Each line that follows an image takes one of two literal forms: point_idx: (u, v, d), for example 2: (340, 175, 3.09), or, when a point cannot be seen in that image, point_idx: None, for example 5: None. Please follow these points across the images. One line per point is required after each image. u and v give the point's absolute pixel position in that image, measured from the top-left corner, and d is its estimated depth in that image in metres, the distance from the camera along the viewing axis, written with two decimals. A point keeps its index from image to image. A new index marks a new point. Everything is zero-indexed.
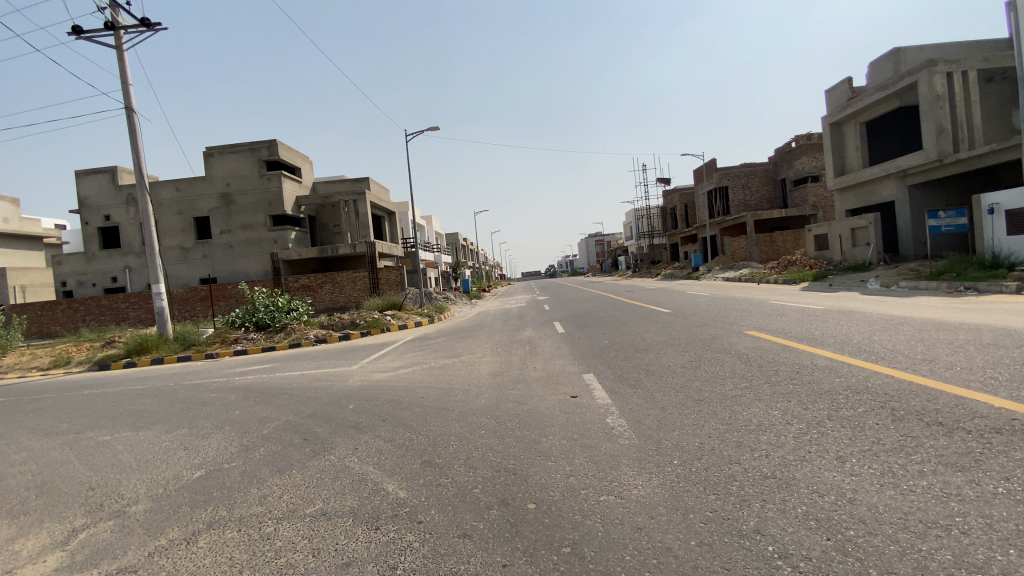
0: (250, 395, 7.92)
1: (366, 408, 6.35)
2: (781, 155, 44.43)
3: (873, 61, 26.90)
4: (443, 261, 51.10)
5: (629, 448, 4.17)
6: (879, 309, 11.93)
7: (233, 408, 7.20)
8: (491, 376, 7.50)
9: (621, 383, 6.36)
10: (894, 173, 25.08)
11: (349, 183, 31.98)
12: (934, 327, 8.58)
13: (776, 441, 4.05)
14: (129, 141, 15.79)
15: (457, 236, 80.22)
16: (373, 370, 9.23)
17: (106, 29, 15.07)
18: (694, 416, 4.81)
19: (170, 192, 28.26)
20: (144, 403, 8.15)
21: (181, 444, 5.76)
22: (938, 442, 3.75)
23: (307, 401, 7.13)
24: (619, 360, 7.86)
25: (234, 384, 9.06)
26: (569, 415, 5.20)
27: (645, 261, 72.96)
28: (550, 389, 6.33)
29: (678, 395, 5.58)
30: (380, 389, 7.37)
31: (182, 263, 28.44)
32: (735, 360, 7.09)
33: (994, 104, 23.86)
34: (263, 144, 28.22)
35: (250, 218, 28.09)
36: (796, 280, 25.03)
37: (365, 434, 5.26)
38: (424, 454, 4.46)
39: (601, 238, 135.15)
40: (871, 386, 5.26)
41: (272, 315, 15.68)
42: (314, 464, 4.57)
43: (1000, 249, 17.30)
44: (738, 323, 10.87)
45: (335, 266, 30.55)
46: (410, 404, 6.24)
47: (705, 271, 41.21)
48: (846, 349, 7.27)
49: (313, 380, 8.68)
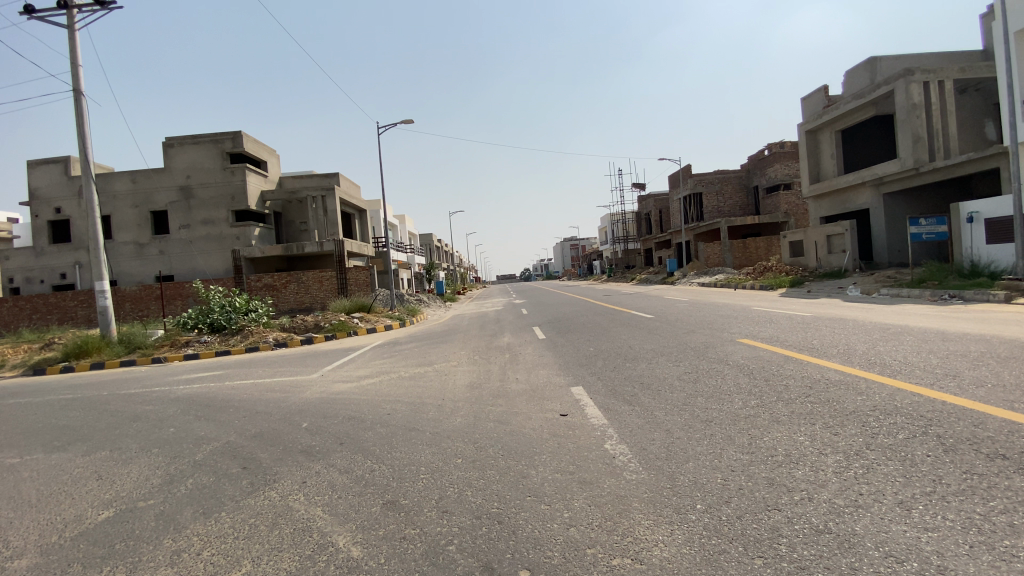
0: (191, 408, 6.90)
1: (321, 427, 5.47)
2: (755, 162, 44.66)
3: (849, 69, 27.04)
4: (416, 262, 50.02)
5: (638, 485, 3.41)
6: (870, 317, 11.52)
7: (167, 425, 6.20)
8: (467, 388, 6.68)
9: (614, 398, 5.61)
10: (870, 180, 25.12)
11: (318, 179, 30.73)
12: (936, 337, 8.10)
13: (816, 479, 3.35)
14: (74, 125, 14.48)
15: (430, 236, 78.85)
16: (334, 379, 8.30)
17: (58, 6, 13.80)
18: (707, 442, 4.10)
19: (125, 184, 26.62)
20: (66, 416, 7.03)
21: (95, 471, 4.76)
22: (1012, 484, 3.09)
23: (256, 416, 6.18)
24: (609, 370, 7.15)
25: (175, 394, 7.98)
26: (560, 438, 4.43)
27: (620, 265, 72.97)
28: (534, 405, 5.54)
29: (684, 414, 4.85)
30: (340, 403, 6.50)
31: (136, 259, 26.76)
32: (736, 372, 6.40)
33: (965, 115, 24.15)
34: (227, 136, 26.81)
35: (211, 213, 26.65)
36: (773, 285, 24.85)
37: (316, 462, 4.39)
38: (385, 493, 3.62)
39: (576, 242, 135.71)
40: (902, 407, 4.64)
41: (228, 316, 14.52)
42: (248, 506, 3.67)
43: (980, 258, 17.33)
44: (727, 330, 10.28)
45: (302, 265, 29.30)
46: (373, 423, 5.38)
47: (680, 276, 41.03)
48: (854, 361, 6.69)
49: (265, 391, 7.70)
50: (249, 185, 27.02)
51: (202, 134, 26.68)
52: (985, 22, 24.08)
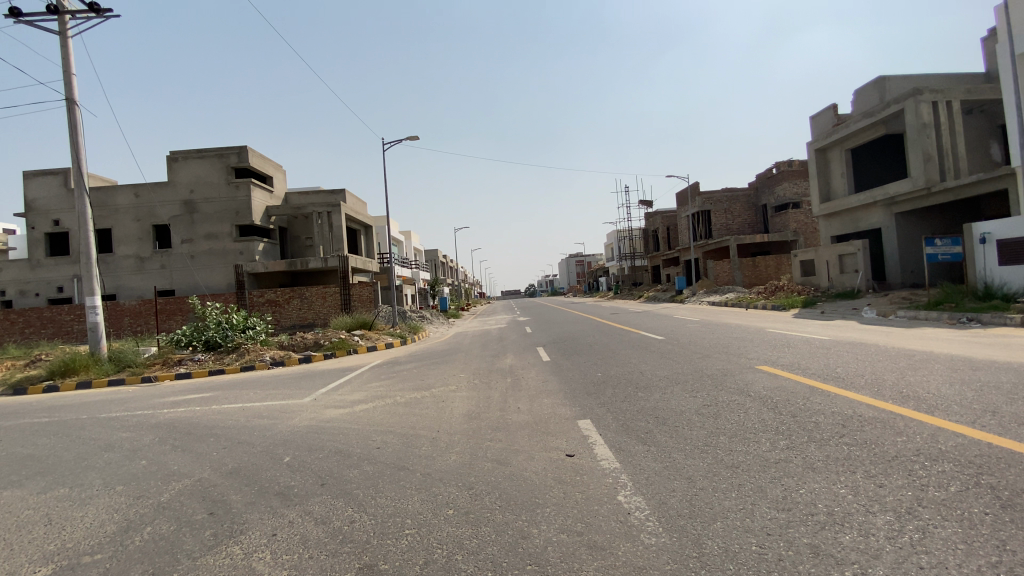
0: (170, 437, 6.43)
1: (304, 463, 4.97)
2: (763, 181, 44.23)
3: (859, 88, 26.69)
4: (421, 278, 49.71)
5: (656, 554, 2.91)
6: (891, 342, 10.91)
7: (139, 456, 5.72)
8: (463, 419, 6.16)
9: (625, 435, 5.12)
10: (882, 200, 24.61)
11: (323, 195, 30.52)
12: (966, 366, 7.53)
13: (867, 548, 2.82)
14: (67, 135, 14.29)
15: (435, 252, 78.62)
16: (326, 404, 7.80)
17: (50, 13, 13.63)
18: (734, 496, 3.60)
19: (128, 198, 26.47)
20: (36, 443, 6.56)
21: (47, 514, 4.28)
22: None
23: (235, 448, 5.69)
24: (619, 400, 6.64)
25: (156, 419, 7.49)
26: (565, 486, 3.92)
27: (627, 282, 72.24)
28: (537, 443, 5.03)
29: (708, 459, 4.33)
30: (328, 433, 6.01)
31: (137, 273, 26.53)
32: (759, 406, 5.86)
33: (978, 133, 23.67)
34: (232, 151, 26.73)
35: (214, 227, 26.46)
36: (784, 306, 24.27)
37: (292, 509, 3.91)
38: (363, 553, 3.14)
39: (583, 259, 135.30)
40: (948, 451, 4.05)
41: (224, 333, 14.11)
42: (204, 566, 3.18)
43: (993, 280, 16.69)
44: (743, 355, 9.73)
45: (305, 281, 28.97)
46: (360, 460, 4.88)
47: (688, 295, 40.41)
48: (884, 393, 6.14)
49: (250, 417, 7.20)
50: (253, 200, 26.85)
51: (207, 148, 26.61)
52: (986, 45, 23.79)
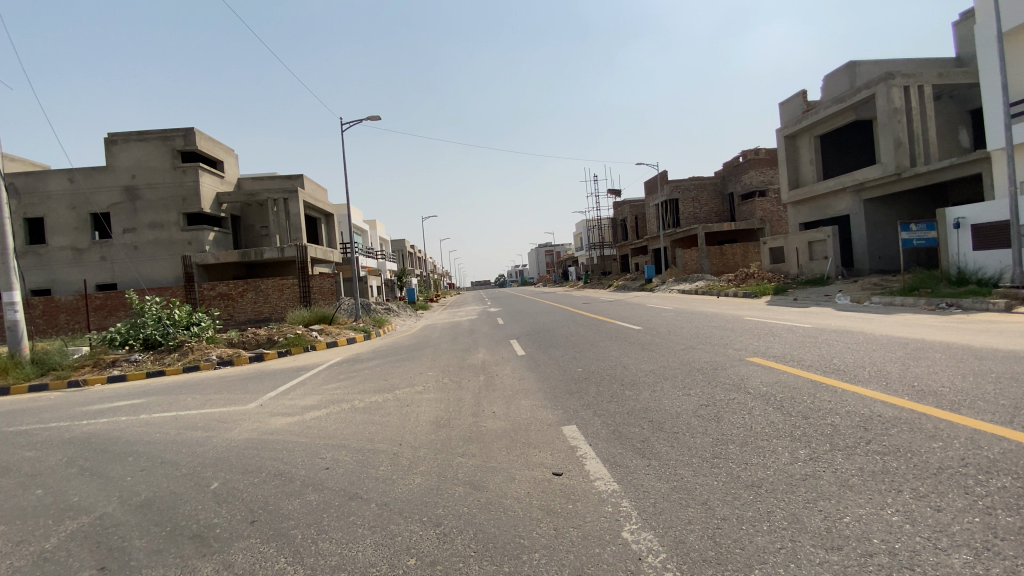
0: (81, 456, 5.38)
1: (234, 492, 4.06)
2: (729, 169, 44.35)
3: (828, 74, 26.63)
4: (387, 268, 48.29)
5: None
6: (876, 329, 10.57)
7: (35, 482, 4.68)
8: (431, 428, 5.36)
9: (618, 444, 4.42)
10: (851, 186, 24.62)
11: (279, 181, 29.02)
12: (969, 355, 7.11)
13: None
14: None
15: (402, 242, 77.10)
16: (274, 411, 6.86)
17: None
18: (769, 532, 2.87)
19: (64, 185, 24.49)
20: None
21: None
22: None
23: (155, 471, 4.72)
24: (604, 400, 5.96)
25: (70, 433, 6.38)
26: (555, 518, 3.17)
27: (597, 272, 72.01)
28: (518, 458, 4.27)
29: (723, 476, 3.63)
30: (270, 449, 5.13)
31: (76, 266, 24.60)
32: (764, 406, 5.22)
33: (944, 120, 23.86)
34: (178, 133, 25.06)
35: (161, 215, 24.77)
36: (756, 292, 24.11)
37: (209, 562, 3.03)
38: None
39: (552, 249, 135.00)
40: (999, 461, 3.50)
41: (164, 331, 12.88)
42: None
43: (968, 264, 16.70)
44: (730, 346, 9.17)
45: (262, 272, 27.49)
46: (305, 486, 4.02)
47: (657, 284, 40.19)
48: (891, 387, 5.65)
49: (182, 429, 6.20)
50: (203, 186, 25.22)
51: (150, 131, 24.88)
52: (958, 29, 24.04)
